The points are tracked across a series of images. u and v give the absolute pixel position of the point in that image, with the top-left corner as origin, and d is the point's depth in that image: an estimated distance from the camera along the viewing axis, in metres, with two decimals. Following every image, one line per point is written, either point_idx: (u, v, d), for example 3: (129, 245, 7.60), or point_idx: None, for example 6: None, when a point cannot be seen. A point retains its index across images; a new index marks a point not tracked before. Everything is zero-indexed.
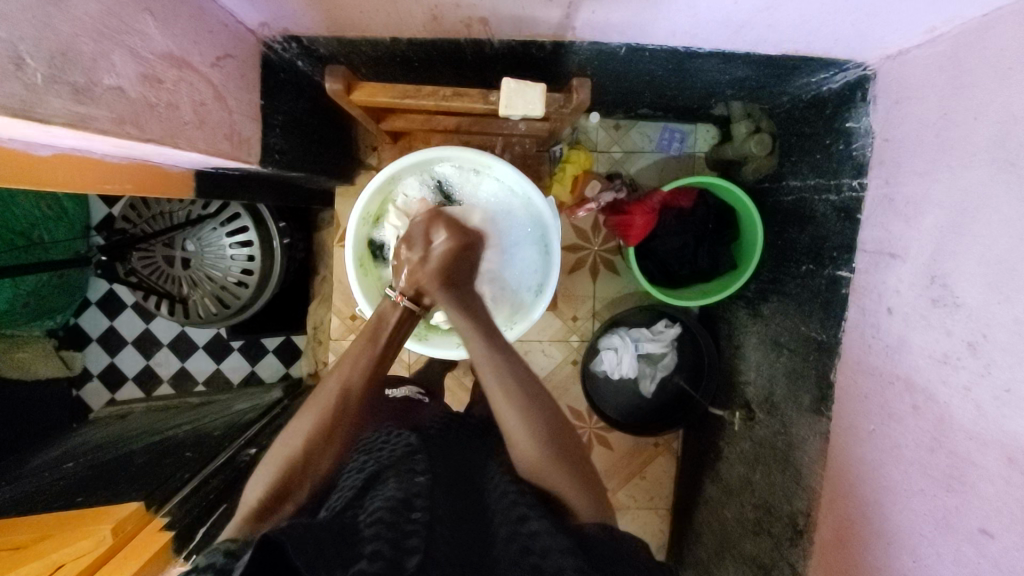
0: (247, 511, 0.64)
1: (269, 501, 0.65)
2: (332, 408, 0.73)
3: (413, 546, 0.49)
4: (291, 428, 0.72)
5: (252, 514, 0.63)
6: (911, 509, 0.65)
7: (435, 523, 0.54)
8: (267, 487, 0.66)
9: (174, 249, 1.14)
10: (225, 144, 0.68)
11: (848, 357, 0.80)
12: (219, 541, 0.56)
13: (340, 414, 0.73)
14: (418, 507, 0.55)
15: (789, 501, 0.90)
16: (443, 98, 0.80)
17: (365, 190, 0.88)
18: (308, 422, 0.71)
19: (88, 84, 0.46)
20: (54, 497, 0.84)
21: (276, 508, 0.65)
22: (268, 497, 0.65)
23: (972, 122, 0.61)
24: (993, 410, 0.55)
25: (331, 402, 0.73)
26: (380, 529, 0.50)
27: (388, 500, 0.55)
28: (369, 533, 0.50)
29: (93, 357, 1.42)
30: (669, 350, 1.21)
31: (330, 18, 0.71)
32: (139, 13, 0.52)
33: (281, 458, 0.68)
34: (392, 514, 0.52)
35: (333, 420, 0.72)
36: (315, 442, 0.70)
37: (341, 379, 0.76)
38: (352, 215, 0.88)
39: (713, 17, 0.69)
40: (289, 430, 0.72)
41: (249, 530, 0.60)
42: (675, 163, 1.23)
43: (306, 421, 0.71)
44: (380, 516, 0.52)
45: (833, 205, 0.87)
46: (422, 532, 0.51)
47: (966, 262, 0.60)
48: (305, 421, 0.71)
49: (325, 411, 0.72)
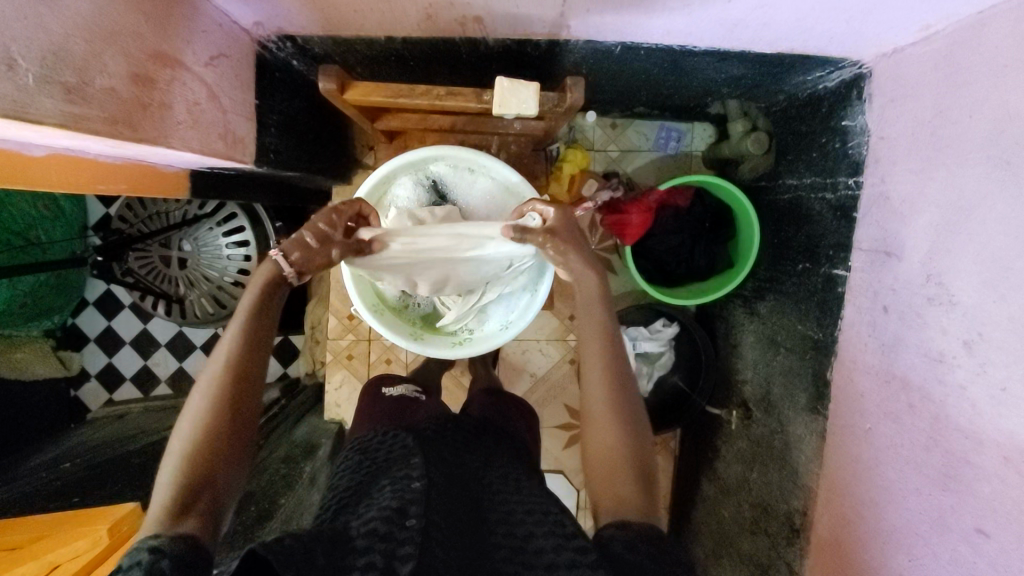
0: (162, 505, 0.56)
1: (188, 487, 0.58)
2: (229, 376, 0.64)
3: (406, 554, 0.50)
4: (189, 404, 0.64)
5: (173, 505, 0.56)
6: (908, 508, 0.65)
7: (431, 528, 0.55)
8: (175, 482, 0.58)
9: (171, 249, 1.14)
10: (219, 143, 0.68)
11: (844, 355, 0.80)
12: (143, 542, 0.52)
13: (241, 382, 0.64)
14: (414, 514, 0.54)
15: (786, 500, 0.90)
16: (437, 97, 0.80)
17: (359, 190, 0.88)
18: (207, 398, 0.62)
19: (80, 84, 0.46)
20: (51, 498, 0.84)
21: (197, 501, 0.58)
22: (181, 491, 0.57)
23: (967, 120, 0.61)
24: (989, 408, 0.55)
25: (231, 372, 0.64)
26: (373, 540, 0.51)
27: (383, 509, 0.55)
28: (362, 545, 0.51)
29: (91, 357, 1.42)
30: (667, 350, 1.22)
31: (324, 18, 0.71)
32: (132, 13, 0.52)
33: (182, 441, 0.60)
34: (386, 525, 0.52)
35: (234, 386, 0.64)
36: (221, 415, 0.62)
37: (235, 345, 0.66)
38: None
39: (707, 16, 0.69)
40: (185, 409, 0.63)
41: (169, 526, 0.54)
42: (672, 161, 1.23)
43: (204, 398, 0.62)
44: (374, 526, 0.52)
45: (829, 204, 0.87)
46: (416, 539, 0.52)
47: (962, 260, 0.60)
48: (199, 396, 0.63)
49: (220, 382, 0.63)
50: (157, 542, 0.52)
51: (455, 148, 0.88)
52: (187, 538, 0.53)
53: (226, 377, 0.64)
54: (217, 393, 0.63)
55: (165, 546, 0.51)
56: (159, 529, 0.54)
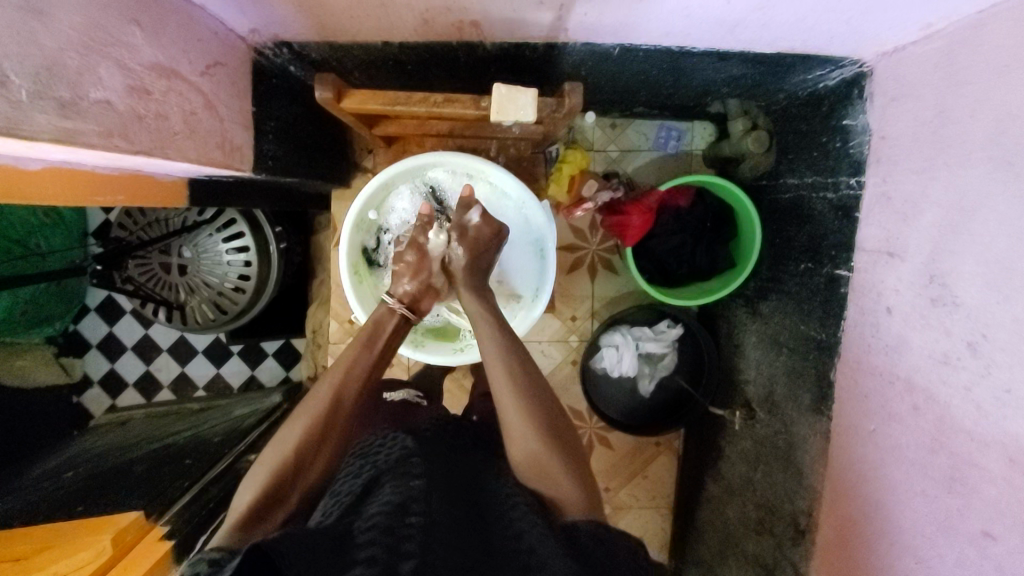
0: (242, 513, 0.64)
1: (259, 505, 0.65)
2: (326, 409, 0.73)
3: (409, 550, 0.50)
4: (282, 432, 0.72)
5: (236, 525, 0.62)
6: (913, 509, 0.64)
7: (433, 524, 0.55)
8: (256, 498, 0.65)
9: (170, 256, 1.14)
10: (217, 152, 0.68)
11: (848, 356, 0.80)
12: (201, 558, 0.56)
13: (331, 419, 0.73)
14: (415, 511, 0.55)
15: (791, 501, 0.89)
16: (434, 104, 0.79)
17: (359, 197, 0.88)
18: (300, 426, 0.71)
19: (74, 98, 0.46)
20: (52, 506, 0.84)
21: (263, 520, 0.64)
22: (255, 508, 0.64)
23: (969, 119, 0.60)
24: (994, 410, 0.55)
25: (326, 406, 0.73)
26: (376, 534, 0.51)
27: (385, 505, 0.56)
28: (364, 539, 0.51)
29: (92, 363, 1.41)
30: (670, 350, 1.20)
31: (321, 24, 0.71)
32: (126, 24, 0.51)
33: (270, 465, 0.68)
34: (388, 520, 0.53)
35: (330, 419, 0.73)
36: (309, 445, 0.70)
37: (331, 385, 0.75)
38: (346, 222, 0.88)
39: (705, 17, 0.69)
40: (281, 434, 0.72)
41: (240, 537, 0.60)
42: (672, 160, 1.23)
43: (299, 426, 0.71)
44: (376, 521, 0.53)
45: (831, 203, 0.86)
46: (418, 535, 0.52)
47: (965, 261, 0.60)
48: (295, 424, 0.72)
49: (317, 411, 0.72)
50: (211, 558, 0.55)
51: (452, 154, 0.88)
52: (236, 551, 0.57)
53: (320, 414, 0.72)
54: (316, 421, 0.72)
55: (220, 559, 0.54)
56: (228, 536, 0.60)
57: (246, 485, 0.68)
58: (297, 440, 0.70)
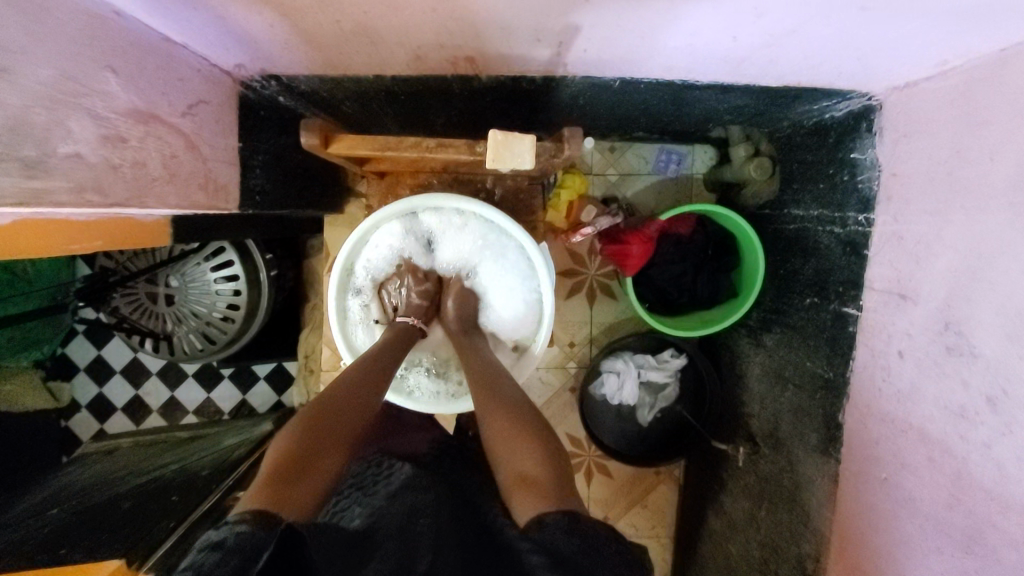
0: (271, 470, 0.60)
1: (290, 465, 0.61)
2: (360, 387, 0.75)
3: (421, 551, 0.61)
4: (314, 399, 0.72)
5: (267, 482, 0.58)
6: (929, 568, 0.62)
7: (439, 531, 0.65)
8: (286, 454, 0.62)
9: (156, 286, 1.10)
10: (200, 193, 0.65)
11: (856, 397, 0.77)
12: (242, 516, 0.53)
13: (367, 397, 0.75)
14: (424, 517, 0.67)
15: (797, 543, 0.86)
16: (428, 149, 0.76)
17: (350, 244, 0.87)
18: (336, 395, 0.73)
19: (40, 156, 0.43)
20: (34, 551, 0.81)
21: (296, 481, 0.60)
22: (287, 466, 0.61)
23: (987, 162, 0.57)
24: (1016, 471, 0.52)
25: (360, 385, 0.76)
26: (393, 532, 0.64)
27: (400, 509, 0.69)
28: (382, 538, 0.64)
29: (80, 387, 1.38)
30: (672, 381, 1.18)
31: (309, 60, 0.68)
32: (99, 71, 0.49)
33: (302, 424, 0.67)
34: (404, 521, 0.66)
35: (363, 396, 0.75)
36: (341, 414, 0.70)
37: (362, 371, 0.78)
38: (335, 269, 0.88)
39: (711, 53, 0.66)
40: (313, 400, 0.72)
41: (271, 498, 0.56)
42: (673, 184, 1.20)
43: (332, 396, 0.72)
44: (394, 522, 0.66)
45: (838, 238, 0.83)
46: (428, 535, 0.64)
47: (984, 311, 0.57)
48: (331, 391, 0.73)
49: (350, 388, 0.75)
50: (252, 522, 0.52)
51: (438, 195, 0.86)
52: (274, 518, 0.54)
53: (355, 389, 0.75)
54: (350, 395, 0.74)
55: (256, 529, 0.52)
56: (253, 503, 0.55)
57: (276, 444, 0.65)
58: (332, 405, 0.71)
